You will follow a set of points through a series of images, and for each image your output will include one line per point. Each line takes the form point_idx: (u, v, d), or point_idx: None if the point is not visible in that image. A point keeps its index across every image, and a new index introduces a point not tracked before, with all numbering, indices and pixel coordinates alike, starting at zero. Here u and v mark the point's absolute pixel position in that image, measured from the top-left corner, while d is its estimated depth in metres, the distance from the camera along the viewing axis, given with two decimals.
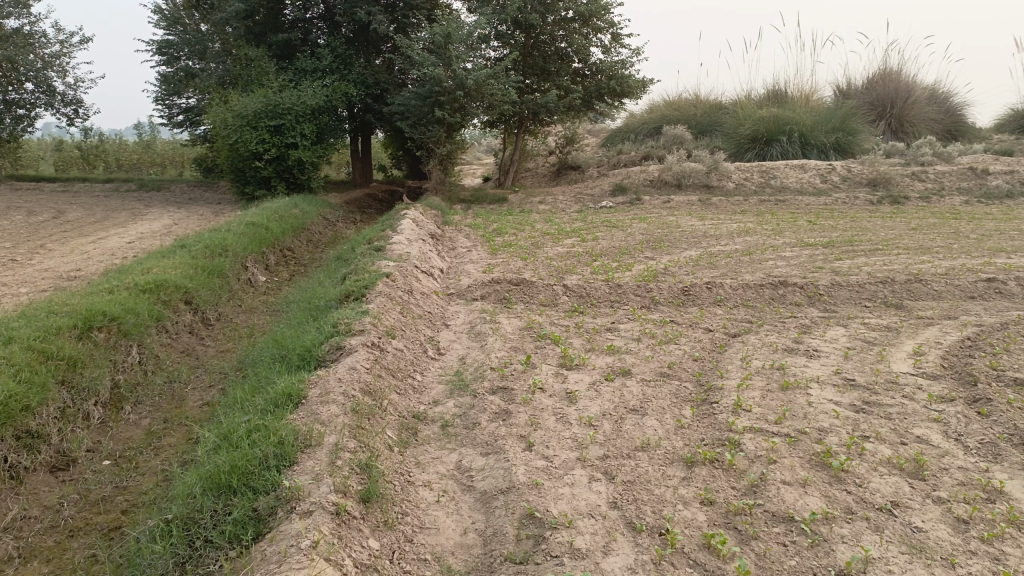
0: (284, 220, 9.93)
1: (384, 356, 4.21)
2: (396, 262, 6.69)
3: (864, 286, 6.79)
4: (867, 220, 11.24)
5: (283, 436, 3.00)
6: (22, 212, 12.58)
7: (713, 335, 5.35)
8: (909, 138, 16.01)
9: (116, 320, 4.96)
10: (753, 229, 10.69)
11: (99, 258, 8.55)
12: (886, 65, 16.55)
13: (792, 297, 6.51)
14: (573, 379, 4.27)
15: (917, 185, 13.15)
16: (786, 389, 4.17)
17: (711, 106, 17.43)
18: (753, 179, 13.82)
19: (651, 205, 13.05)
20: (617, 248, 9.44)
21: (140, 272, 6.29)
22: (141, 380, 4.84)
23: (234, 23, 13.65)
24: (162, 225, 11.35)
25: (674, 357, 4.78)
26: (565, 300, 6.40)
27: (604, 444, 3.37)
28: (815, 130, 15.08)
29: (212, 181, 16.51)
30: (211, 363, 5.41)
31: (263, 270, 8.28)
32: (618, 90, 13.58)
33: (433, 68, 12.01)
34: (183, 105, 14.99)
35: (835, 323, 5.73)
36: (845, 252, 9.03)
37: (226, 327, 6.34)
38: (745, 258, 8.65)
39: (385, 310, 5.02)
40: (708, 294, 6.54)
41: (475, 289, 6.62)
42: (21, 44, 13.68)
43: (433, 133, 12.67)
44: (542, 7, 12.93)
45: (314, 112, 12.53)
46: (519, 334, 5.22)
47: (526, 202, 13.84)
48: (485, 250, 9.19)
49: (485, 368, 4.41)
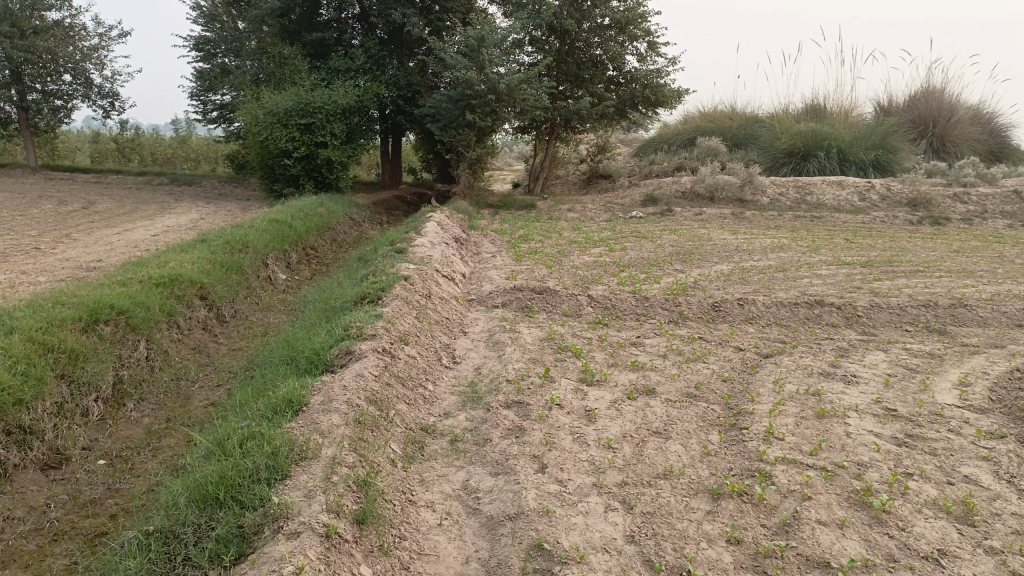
0: (308, 218, 9.81)
1: (395, 364, 4.00)
2: (417, 266, 6.50)
3: (905, 308, 6.46)
4: (906, 240, 10.85)
5: (278, 448, 2.80)
6: (53, 201, 12.60)
7: (744, 355, 5.07)
8: (951, 158, 15.52)
9: (124, 313, 4.81)
10: (787, 246, 10.36)
11: (122, 250, 8.46)
12: (930, 83, 16.09)
13: (828, 318, 6.22)
14: (594, 396, 4.02)
15: (958, 207, 12.70)
16: (822, 417, 3.89)
17: (747, 118, 17.07)
18: (788, 194, 13.46)
19: (682, 217, 12.76)
20: (646, 260, 9.18)
21: (156, 265, 6.15)
22: (147, 377, 4.69)
23: (269, 20, 13.61)
24: (188, 219, 11.29)
25: (702, 376, 4.51)
26: (589, 311, 6.16)
27: (622, 469, 3.13)
28: (854, 146, 14.67)
29: (243, 178, 16.48)
30: (221, 362, 5.25)
31: (283, 268, 8.15)
32: (653, 99, 13.30)
33: (465, 71, 11.85)
34: (217, 101, 15.00)
35: (874, 348, 5.42)
36: (884, 273, 8.68)
37: (240, 325, 6.19)
38: (779, 275, 8.35)
39: (400, 314, 4.81)
40: (739, 310, 6.26)
41: (496, 296, 6.41)
42: (61, 36, 13.76)
43: (463, 136, 12.49)
44: (578, 13, 12.72)
45: (345, 112, 12.43)
46: (539, 345, 4.99)
47: (555, 209, 13.61)
48: (510, 257, 8.98)
49: (501, 381, 4.19)
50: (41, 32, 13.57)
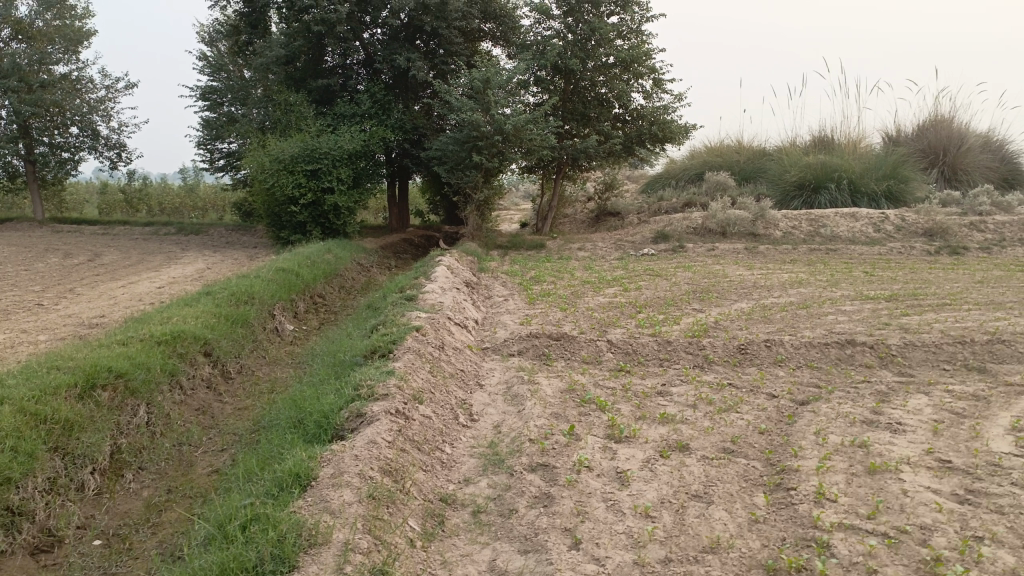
0: (316, 265, 9.63)
1: (410, 426, 3.73)
2: (429, 314, 6.26)
3: (940, 346, 6.16)
4: (927, 271, 10.57)
5: (284, 533, 2.53)
6: (59, 254, 12.46)
7: (779, 402, 4.78)
8: (964, 186, 15.29)
9: (123, 376, 4.56)
10: (806, 280, 10.08)
11: (126, 305, 8.26)
12: (937, 111, 15.94)
13: (861, 358, 5.92)
14: (624, 455, 3.74)
15: (975, 236, 12.44)
16: (874, 473, 3.60)
17: (755, 152, 16.93)
18: (801, 228, 13.20)
19: (695, 253, 12.53)
20: (662, 299, 8.92)
21: (158, 322, 5.92)
22: (148, 444, 4.43)
23: (275, 68, 13.59)
24: (194, 270, 11.10)
25: (737, 429, 4.21)
26: (610, 358, 5.87)
27: (665, 543, 2.84)
28: (864, 177, 14.44)
29: (250, 226, 16.36)
30: (227, 424, 4.98)
31: (291, 318, 7.93)
32: (660, 135, 13.17)
33: (471, 112, 11.77)
34: (223, 150, 15.01)
35: (915, 391, 5.12)
36: (911, 307, 8.38)
37: (246, 382, 5.94)
38: (803, 312, 8.07)
39: (413, 369, 4.55)
40: (767, 353, 5.98)
41: (512, 344, 6.14)
42: (68, 89, 13.76)
43: (470, 178, 12.34)
44: (582, 52, 12.59)
45: (351, 156, 12.32)
46: (561, 398, 4.71)
47: (565, 248, 13.41)
48: (523, 300, 8.74)
49: (523, 440, 3.90)
50: (48, 85, 13.58)
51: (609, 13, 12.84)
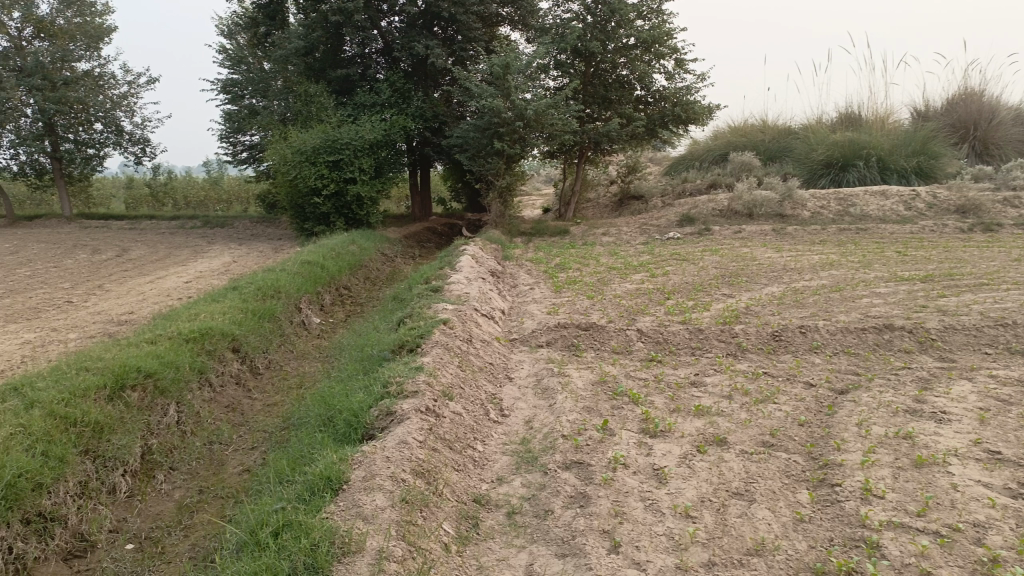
0: (340, 257, 9.59)
1: (441, 424, 3.66)
2: (455, 306, 6.19)
3: (981, 328, 5.96)
4: (962, 250, 10.30)
5: (317, 542, 2.48)
6: (87, 250, 12.56)
7: (817, 392, 4.65)
8: (996, 161, 14.89)
9: (153, 376, 4.53)
10: (837, 262, 9.87)
11: (154, 301, 8.29)
12: (968, 85, 15.51)
13: (900, 343, 5.76)
14: (660, 451, 3.64)
15: (1010, 212, 12.10)
16: (921, 466, 3.47)
17: (780, 131, 16.61)
18: (830, 207, 12.94)
19: (721, 236, 12.34)
20: (690, 285, 8.77)
21: (186, 319, 5.90)
22: (179, 443, 4.42)
23: (294, 59, 13.53)
24: (220, 264, 11.13)
25: (776, 421, 4.09)
26: (641, 347, 5.76)
27: (707, 545, 2.75)
28: (894, 154, 14.11)
29: (274, 218, 16.39)
30: (256, 421, 4.96)
31: (317, 311, 7.90)
32: (684, 117, 12.94)
33: (492, 99, 11.63)
34: (246, 142, 15.03)
35: (958, 377, 4.96)
36: (947, 288, 8.16)
37: (275, 377, 5.91)
38: (835, 295, 7.89)
39: (441, 364, 4.47)
40: (802, 339, 5.83)
41: (540, 335, 6.05)
42: (92, 85, 13.83)
43: (492, 165, 12.22)
44: (603, 34, 12.41)
45: (372, 146, 12.25)
46: (592, 391, 4.61)
47: (589, 233, 13.28)
48: (548, 288, 8.64)
49: (557, 436, 3.82)
50: (72, 83, 13.65)
51: None
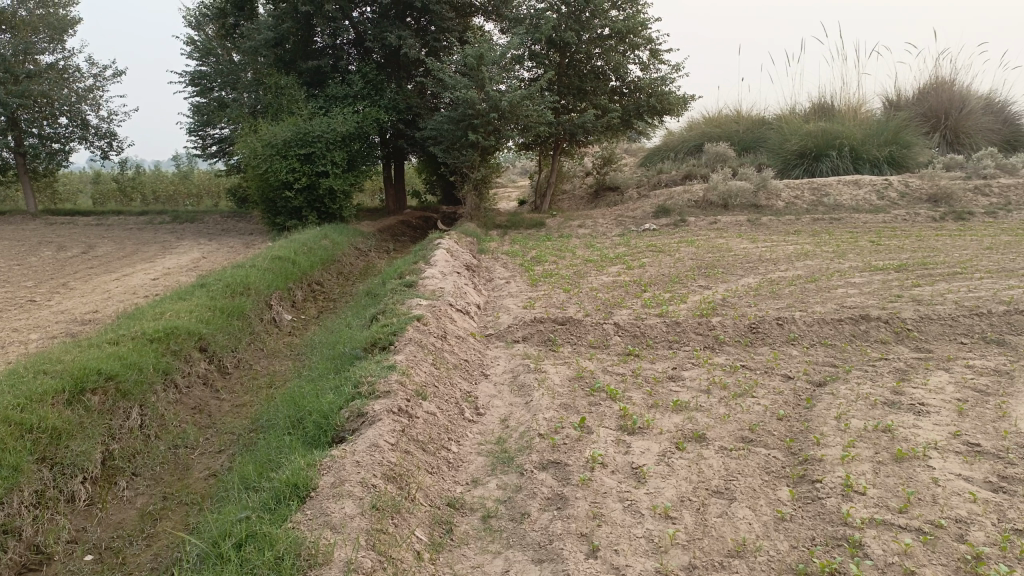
0: (312, 252, 9.42)
1: (414, 425, 3.55)
2: (429, 301, 6.08)
3: (956, 318, 5.97)
4: (934, 239, 10.36)
5: (282, 554, 2.38)
6: (52, 247, 12.25)
7: (795, 384, 4.61)
8: (966, 150, 15.02)
9: (114, 378, 4.38)
10: (812, 252, 9.88)
11: (121, 299, 8.08)
12: (938, 74, 15.61)
13: (876, 334, 5.74)
14: (638, 448, 3.57)
15: (981, 200, 12.21)
16: (901, 461, 3.44)
17: (754, 121, 16.63)
18: (804, 197, 12.97)
19: (696, 227, 12.32)
20: (667, 277, 8.72)
21: (151, 318, 5.73)
22: (143, 448, 4.28)
23: (264, 50, 13.28)
24: (189, 260, 10.90)
25: (755, 416, 4.04)
26: (618, 341, 5.70)
27: (687, 547, 2.69)
28: (866, 143, 14.17)
29: (246, 212, 16.12)
30: (224, 423, 4.82)
31: (289, 308, 7.74)
32: (659, 107, 12.89)
33: (466, 90, 11.49)
34: (215, 136, 14.77)
35: (935, 368, 4.95)
36: (921, 277, 8.18)
37: (244, 377, 5.76)
38: (811, 286, 7.88)
39: (414, 362, 4.36)
40: (779, 331, 5.79)
41: (516, 330, 5.95)
42: (56, 79, 13.47)
43: (467, 157, 12.08)
44: (577, 24, 12.31)
45: (345, 139, 12.05)
46: (569, 387, 4.52)
47: (565, 225, 13.20)
48: (524, 282, 8.56)
49: (533, 435, 3.73)
50: (35, 76, 13.28)
51: None
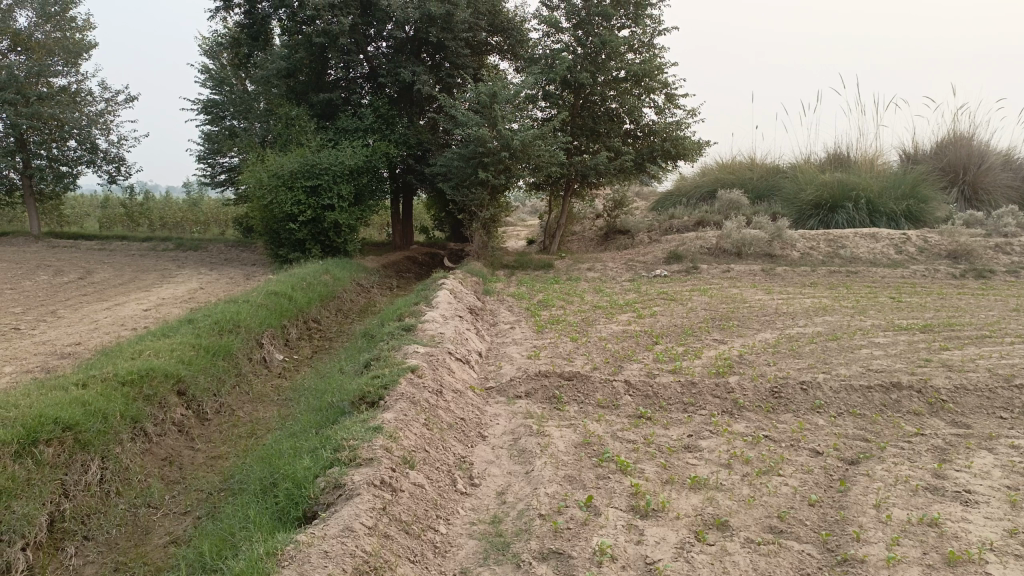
0: (311, 287, 9.06)
1: (398, 501, 3.14)
2: (427, 349, 5.65)
3: (995, 390, 5.50)
4: (957, 297, 9.95)
5: None
6: (49, 271, 11.92)
7: (825, 462, 4.17)
8: (985, 206, 14.62)
9: (74, 428, 3.99)
10: (830, 307, 9.46)
11: (108, 331, 7.69)
12: (957, 128, 15.30)
13: (909, 404, 5.30)
14: (651, 537, 3.13)
15: (1001, 259, 11.80)
16: (955, 565, 2.99)
17: (768, 169, 16.31)
18: (820, 248, 12.56)
19: (709, 275, 11.94)
20: (679, 328, 8.29)
21: (127, 356, 5.34)
22: (100, 507, 3.89)
23: (276, 80, 13.05)
24: (186, 291, 10.52)
25: (783, 499, 3.61)
26: (628, 402, 5.25)
27: None
28: (883, 196, 13.78)
29: (250, 242, 15.81)
30: (195, 478, 4.42)
31: (281, 347, 7.34)
32: (673, 152, 12.60)
33: (477, 127, 11.21)
34: (225, 164, 14.57)
35: (978, 448, 4.49)
36: (948, 339, 7.74)
37: (224, 424, 5.35)
38: (833, 344, 7.44)
39: (405, 423, 3.94)
40: (803, 397, 5.35)
41: (519, 384, 5.53)
42: (67, 102, 13.26)
43: (476, 196, 11.76)
44: (593, 65, 12.06)
45: (353, 173, 11.75)
46: (575, 455, 4.08)
47: (574, 268, 12.83)
48: (530, 328, 8.14)
49: (532, 515, 3.29)
50: (46, 98, 13.09)
51: (620, 25, 12.28)
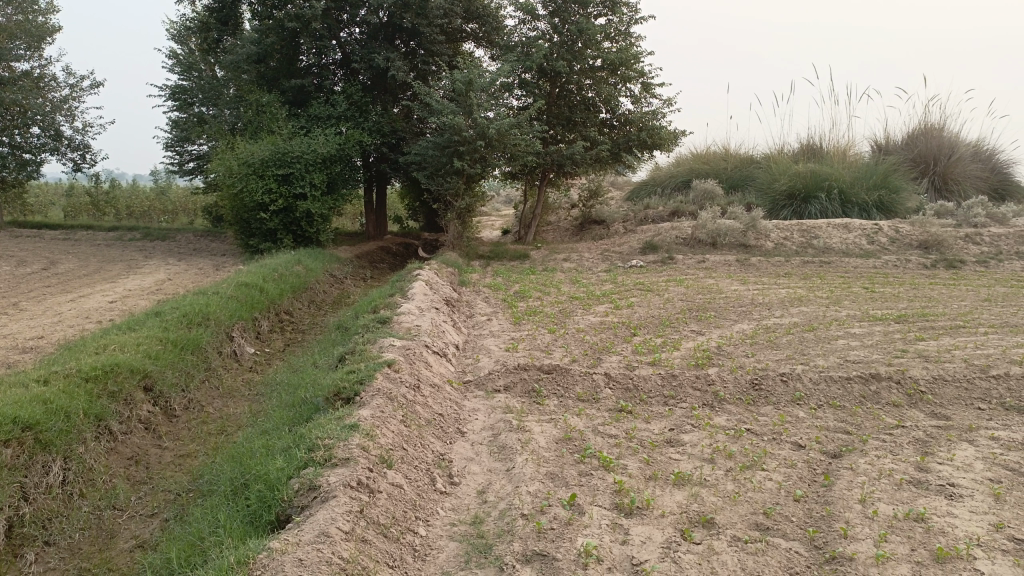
0: (283, 278, 8.86)
1: (376, 503, 3.04)
2: (403, 342, 5.52)
3: (973, 381, 5.50)
4: (929, 287, 10.01)
5: None
6: (11, 262, 11.57)
7: (808, 455, 4.13)
8: (955, 197, 14.75)
9: (34, 428, 3.82)
10: (806, 297, 9.47)
11: (73, 323, 7.46)
12: (927, 120, 15.42)
13: (888, 396, 5.28)
14: (637, 537, 3.06)
15: (971, 249, 11.91)
16: (944, 562, 2.95)
17: (742, 159, 16.33)
18: (793, 238, 12.59)
19: (684, 265, 11.93)
20: (657, 319, 8.24)
21: (91, 351, 5.15)
22: (63, 510, 3.74)
23: (246, 66, 12.76)
24: (153, 282, 10.27)
25: (769, 495, 3.55)
26: (608, 395, 5.18)
27: None
28: (855, 187, 13.84)
29: (220, 232, 15.51)
30: (163, 478, 4.27)
31: (252, 339, 7.17)
32: (649, 142, 12.53)
33: (452, 116, 11.05)
34: (194, 152, 14.26)
35: (959, 440, 4.48)
36: (923, 330, 7.76)
37: (193, 420, 5.19)
38: (810, 335, 7.43)
39: (381, 420, 3.82)
40: (784, 389, 5.32)
41: (498, 377, 5.43)
42: (29, 87, 12.86)
43: (451, 185, 11.59)
44: (569, 54, 11.94)
45: (326, 161, 11.54)
46: (556, 451, 3.99)
47: (550, 258, 12.75)
48: (507, 320, 8.04)
49: (514, 515, 3.21)
50: (8, 83, 12.68)
51: (597, 13, 12.16)
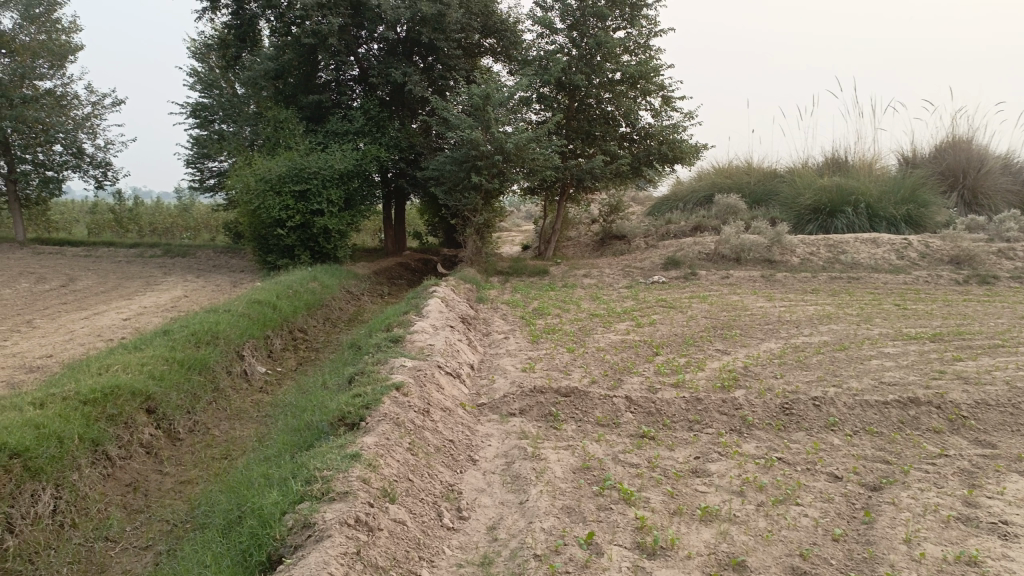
0: (298, 295, 8.69)
1: (375, 544, 2.81)
2: (414, 363, 5.29)
3: (1018, 406, 5.15)
4: (963, 304, 9.63)
5: None
6: (31, 279, 11.54)
7: (845, 488, 3.83)
8: (985, 211, 14.33)
9: (23, 454, 3.65)
10: (835, 314, 9.13)
11: (84, 342, 7.32)
12: (955, 132, 15.03)
13: (928, 422, 4.95)
14: None
15: (1005, 264, 11.48)
16: None
17: (766, 173, 16.00)
18: (820, 253, 12.23)
19: (708, 281, 11.63)
20: (679, 338, 7.94)
21: (93, 372, 4.97)
22: (51, 543, 3.56)
23: (264, 82, 12.69)
24: (169, 299, 10.16)
25: (804, 533, 3.27)
26: (630, 420, 4.90)
27: None
28: (882, 201, 13.46)
29: (240, 248, 15.44)
30: (161, 506, 4.07)
31: (264, 358, 6.98)
32: (671, 156, 12.29)
33: (470, 130, 10.86)
34: (214, 169, 14.23)
35: (1007, 471, 4.16)
36: (960, 350, 7.40)
37: (197, 443, 4.99)
38: (841, 355, 7.11)
39: (386, 448, 3.59)
40: (816, 414, 5.00)
41: (514, 400, 5.17)
42: (52, 105, 12.90)
43: (469, 200, 11.40)
44: (589, 67, 11.73)
45: (343, 176, 11.40)
46: (573, 482, 3.73)
47: (570, 274, 12.50)
48: (524, 339, 7.79)
49: (526, 556, 2.96)
50: (31, 101, 12.71)
51: (616, 27, 11.96)
